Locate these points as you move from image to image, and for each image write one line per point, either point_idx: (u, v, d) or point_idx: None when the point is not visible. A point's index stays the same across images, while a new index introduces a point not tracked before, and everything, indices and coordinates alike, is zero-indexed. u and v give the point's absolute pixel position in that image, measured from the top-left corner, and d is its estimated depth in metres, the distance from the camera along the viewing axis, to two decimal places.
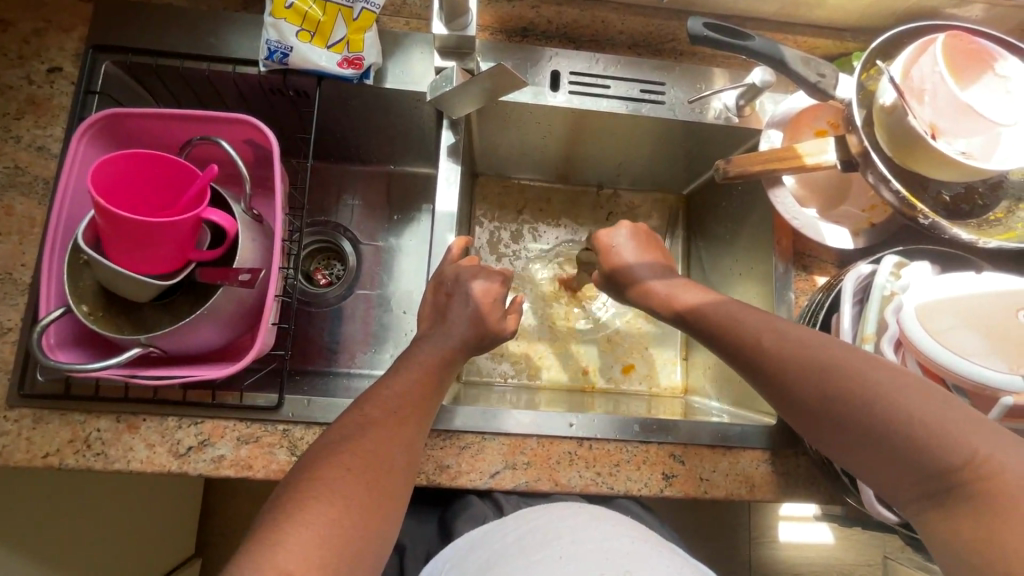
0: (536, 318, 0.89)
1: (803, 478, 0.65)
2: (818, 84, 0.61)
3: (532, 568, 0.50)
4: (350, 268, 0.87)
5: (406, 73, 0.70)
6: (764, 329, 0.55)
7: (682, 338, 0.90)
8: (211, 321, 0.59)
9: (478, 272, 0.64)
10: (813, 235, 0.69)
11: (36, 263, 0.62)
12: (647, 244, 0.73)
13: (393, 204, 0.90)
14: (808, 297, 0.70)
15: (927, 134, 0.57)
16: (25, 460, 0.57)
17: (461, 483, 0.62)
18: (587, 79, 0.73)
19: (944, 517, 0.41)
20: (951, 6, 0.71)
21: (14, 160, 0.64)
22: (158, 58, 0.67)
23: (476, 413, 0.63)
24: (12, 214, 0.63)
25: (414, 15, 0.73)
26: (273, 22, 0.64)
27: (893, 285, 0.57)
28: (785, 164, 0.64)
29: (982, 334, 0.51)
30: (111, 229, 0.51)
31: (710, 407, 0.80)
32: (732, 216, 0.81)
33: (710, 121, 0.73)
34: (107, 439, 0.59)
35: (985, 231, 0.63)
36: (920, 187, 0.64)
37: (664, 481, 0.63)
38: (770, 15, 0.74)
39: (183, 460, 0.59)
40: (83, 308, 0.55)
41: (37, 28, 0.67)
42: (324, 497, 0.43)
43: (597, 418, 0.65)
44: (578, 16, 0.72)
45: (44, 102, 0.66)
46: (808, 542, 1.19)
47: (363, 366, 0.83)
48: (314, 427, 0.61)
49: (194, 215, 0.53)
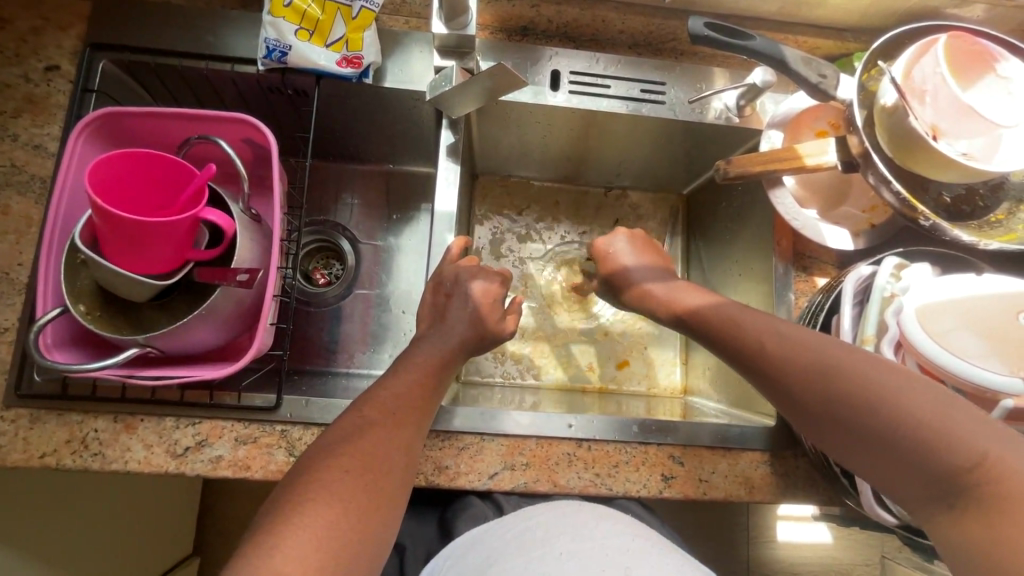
0: (536, 318, 0.89)
1: (802, 480, 0.65)
2: (818, 84, 0.61)
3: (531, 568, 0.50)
4: (349, 268, 0.87)
5: (406, 72, 0.69)
6: (764, 330, 0.55)
7: (681, 339, 0.89)
8: (209, 322, 0.58)
9: (477, 273, 0.64)
10: (813, 236, 0.69)
11: (32, 262, 0.62)
12: (644, 249, 0.73)
13: (392, 203, 0.90)
14: (808, 298, 0.70)
15: (928, 134, 0.56)
16: (21, 460, 0.57)
17: (460, 484, 0.62)
18: (587, 79, 0.72)
19: (943, 518, 0.41)
20: (952, 6, 0.71)
21: (11, 158, 0.64)
22: (155, 56, 0.67)
23: (476, 414, 0.63)
24: (9, 214, 0.62)
25: (414, 14, 0.73)
26: (271, 21, 0.64)
27: (893, 286, 0.57)
28: (785, 166, 0.64)
29: (982, 336, 0.51)
30: (108, 229, 0.50)
31: (709, 407, 0.80)
32: (732, 216, 0.81)
33: (710, 121, 0.72)
34: (104, 440, 0.58)
35: (986, 232, 0.63)
36: (920, 188, 0.64)
37: (663, 482, 0.63)
38: (770, 14, 0.74)
39: (180, 461, 0.59)
40: (80, 308, 0.55)
41: (34, 26, 0.67)
42: (322, 499, 0.43)
43: (595, 419, 0.64)
44: (578, 15, 0.72)
45: (40, 100, 0.65)
46: (806, 541, 1.19)
47: (362, 365, 0.83)
48: (312, 427, 0.61)
49: (192, 215, 0.52)
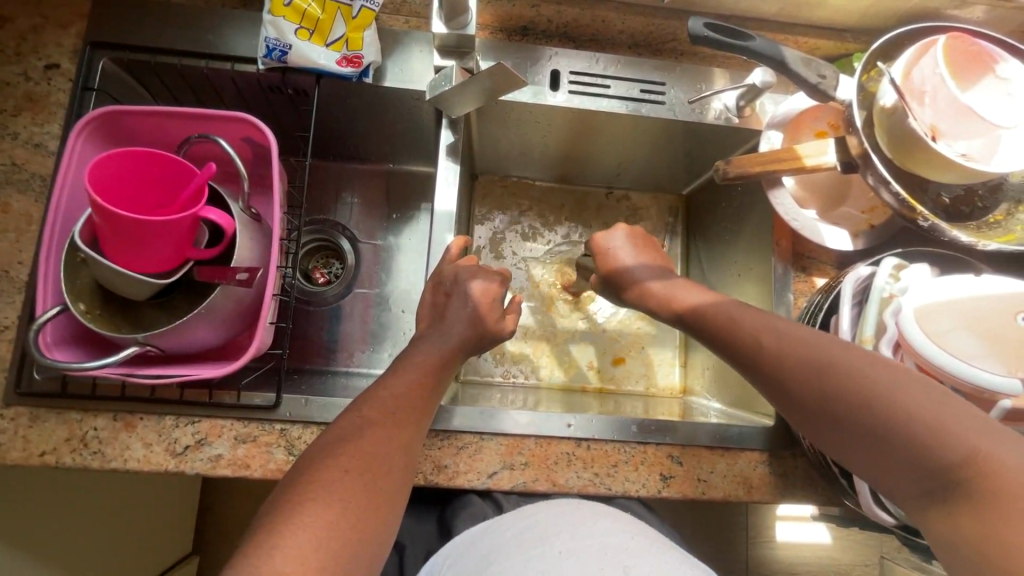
0: (535, 318, 0.89)
1: (801, 480, 0.65)
2: (818, 85, 0.61)
3: (530, 566, 0.50)
4: (349, 267, 0.87)
5: (406, 72, 0.70)
6: (763, 330, 0.55)
7: (681, 338, 0.89)
8: (208, 321, 0.58)
9: (477, 272, 0.64)
10: (812, 236, 0.69)
11: (32, 260, 0.62)
12: (643, 245, 0.73)
13: (392, 202, 0.90)
14: (807, 298, 0.70)
15: (927, 135, 0.56)
16: (21, 458, 0.57)
17: (459, 483, 0.62)
18: (586, 79, 0.72)
19: (941, 518, 0.41)
20: (952, 7, 0.71)
21: (11, 156, 0.64)
22: (155, 55, 0.67)
23: (475, 413, 0.63)
24: (9, 212, 0.62)
25: (414, 13, 0.73)
26: (272, 20, 0.64)
27: (892, 287, 0.57)
28: (785, 166, 0.64)
29: (981, 337, 0.51)
30: (108, 228, 0.50)
31: (709, 407, 0.80)
32: (732, 216, 0.81)
33: (710, 121, 0.72)
34: (104, 438, 0.58)
35: (984, 233, 0.63)
36: (919, 189, 0.64)
37: (662, 482, 0.63)
38: (770, 15, 0.74)
39: (180, 459, 0.59)
40: (80, 307, 0.55)
41: (34, 25, 0.67)
42: (321, 498, 0.43)
43: (594, 419, 0.64)
44: (578, 15, 0.72)
45: (40, 99, 0.65)
46: (804, 541, 1.20)
47: (361, 365, 0.83)
48: (312, 426, 0.61)
49: (192, 214, 0.52)
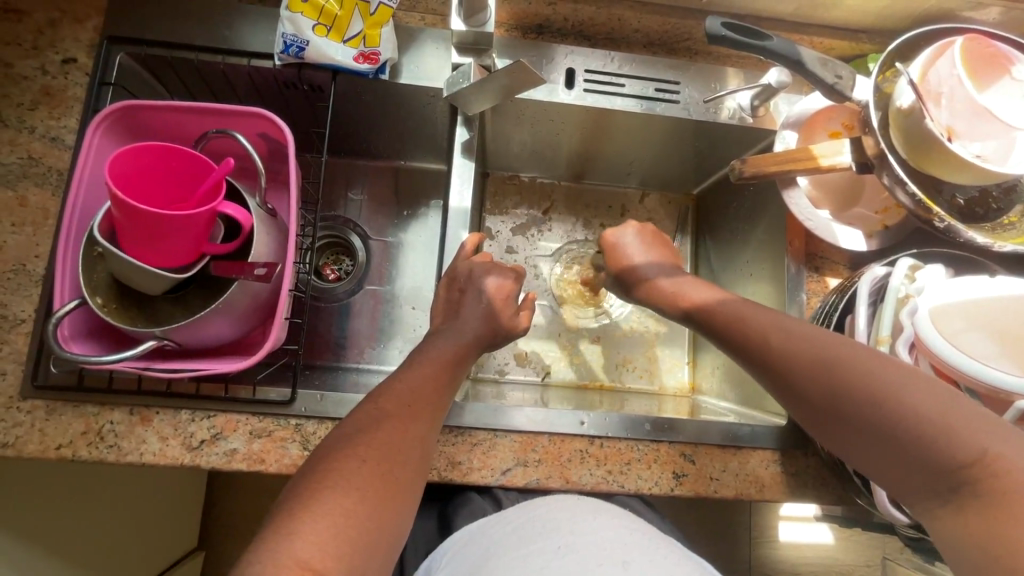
0: (546, 317, 0.89)
1: (813, 478, 0.65)
2: (835, 85, 0.61)
3: (529, 560, 0.49)
4: (360, 263, 0.87)
5: (422, 69, 0.70)
6: (771, 325, 0.55)
7: (690, 339, 0.90)
8: (226, 315, 0.58)
9: (491, 269, 0.65)
10: (825, 236, 0.69)
11: (49, 254, 0.62)
12: (655, 244, 0.73)
13: (402, 199, 0.90)
14: (820, 298, 0.70)
15: (943, 136, 0.57)
16: (37, 451, 0.57)
17: (472, 479, 0.62)
18: (602, 77, 0.72)
19: (945, 509, 0.41)
20: (967, 9, 0.72)
21: (28, 150, 0.64)
22: (172, 50, 0.67)
23: (488, 411, 0.63)
24: (27, 206, 0.63)
25: (430, 11, 0.73)
26: (290, 16, 0.64)
27: (907, 287, 0.57)
28: (800, 165, 0.64)
29: (996, 338, 0.52)
30: (127, 222, 0.51)
31: (717, 406, 0.80)
32: (745, 215, 0.81)
33: (724, 120, 0.73)
34: (120, 432, 0.59)
35: (999, 234, 0.63)
36: (935, 190, 0.64)
37: (674, 480, 0.64)
38: (786, 15, 0.74)
39: (195, 453, 0.59)
40: (97, 300, 0.55)
41: (51, 19, 0.67)
42: (337, 486, 0.43)
43: (609, 417, 0.65)
44: (593, 14, 0.72)
45: (58, 93, 0.65)
46: (810, 542, 1.20)
47: (373, 361, 0.83)
48: (326, 421, 0.61)
49: (210, 209, 0.53)
